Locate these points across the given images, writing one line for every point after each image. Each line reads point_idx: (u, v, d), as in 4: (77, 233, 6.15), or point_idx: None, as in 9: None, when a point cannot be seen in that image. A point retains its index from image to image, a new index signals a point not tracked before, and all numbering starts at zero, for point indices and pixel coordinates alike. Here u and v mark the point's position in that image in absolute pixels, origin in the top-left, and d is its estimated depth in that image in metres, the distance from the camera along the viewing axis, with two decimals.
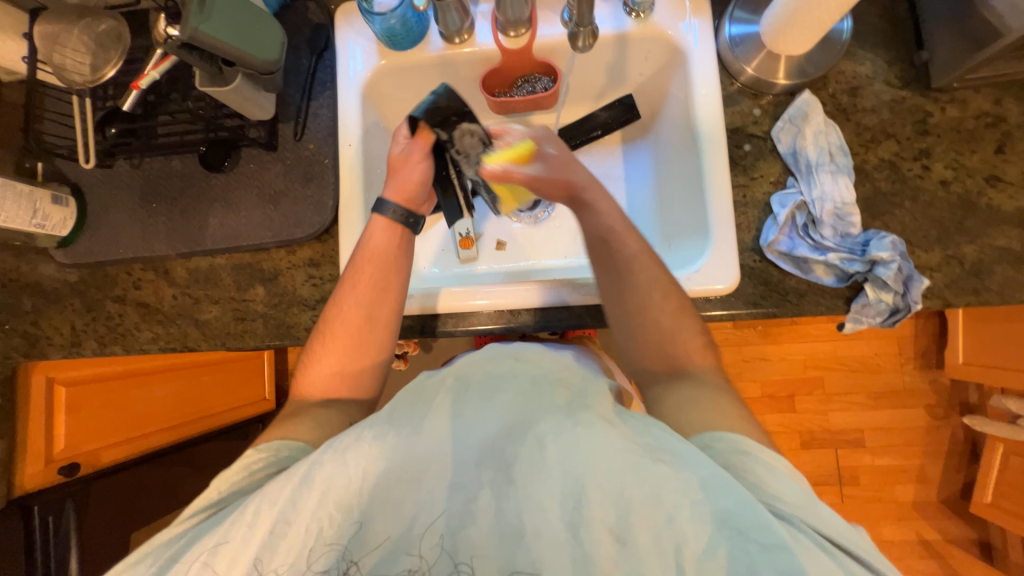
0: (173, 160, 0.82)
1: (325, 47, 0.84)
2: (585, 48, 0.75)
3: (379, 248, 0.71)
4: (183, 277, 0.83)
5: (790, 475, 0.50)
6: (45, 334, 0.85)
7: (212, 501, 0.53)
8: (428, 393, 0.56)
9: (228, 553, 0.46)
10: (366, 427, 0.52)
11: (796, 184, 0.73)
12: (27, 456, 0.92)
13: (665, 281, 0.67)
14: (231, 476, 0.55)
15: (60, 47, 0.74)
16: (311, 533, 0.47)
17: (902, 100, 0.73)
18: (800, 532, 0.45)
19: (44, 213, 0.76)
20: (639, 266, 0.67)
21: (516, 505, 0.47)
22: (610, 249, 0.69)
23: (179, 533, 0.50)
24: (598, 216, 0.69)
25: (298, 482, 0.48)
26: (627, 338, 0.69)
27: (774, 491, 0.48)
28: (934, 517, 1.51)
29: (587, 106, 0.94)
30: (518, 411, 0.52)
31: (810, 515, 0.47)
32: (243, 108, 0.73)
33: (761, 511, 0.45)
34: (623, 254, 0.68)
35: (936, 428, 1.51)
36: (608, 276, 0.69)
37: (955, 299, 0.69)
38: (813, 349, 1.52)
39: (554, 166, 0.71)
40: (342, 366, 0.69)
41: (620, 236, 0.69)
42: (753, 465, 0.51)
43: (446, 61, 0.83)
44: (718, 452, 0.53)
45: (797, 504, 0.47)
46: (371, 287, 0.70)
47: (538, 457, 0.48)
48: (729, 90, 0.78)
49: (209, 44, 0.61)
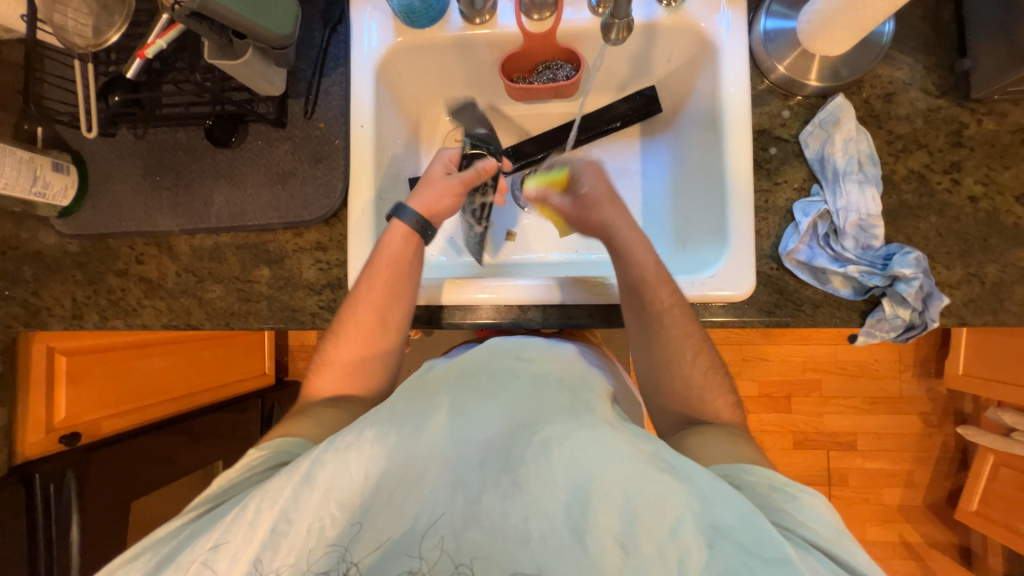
0: (178, 133, 0.80)
1: (338, 20, 0.81)
2: (618, 41, 0.73)
3: (393, 255, 0.70)
4: (187, 254, 0.82)
5: (823, 513, 0.49)
6: (45, 304, 0.83)
7: (213, 494, 0.53)
8: (430, 392, 0.57)
9: (228, 552, 0.45)
10: (368, 426, 0.52)
11: (820, 191, 0.71)
12: (27, 425, 0.93)
13: (695, 338, 0.66)
14: (231, 474, 0.54)
15: (62, 6, 0.70)
16: (313, 532, 0.46)
17: (938, 109, 0.71)
18: (822, 564, 0.44)
19: (45, 182, 0.74)
20: (668, 320, 0.66)
21: (522, 509, 0.46)
22: (640, 297, 0.67)
23: (179, 528, 0.50)
24: (627, 266, 0.68)
25: (300, 480, 0.48)
26: (638, 343, 0.68)
27: (799, 520, 0.48)
28: (918, 520, 1.54)
29: (608, 97, 0.91)
30: (520, 412, 0.52)
31: (846, 553, 0.46)
32: (252, 83, 0.70)
33: (763, 523, 0.45)
34: (654, 306, 0.67)
35: (928, 435, 1.53)
36: (640, 327, 0.68)
37: (972, 318, 0.68)
38: (815, 352, 1.52)
39: (583, 210, 0.72)
40: (353, 368, 0.69)
41: (652, 287, 0.67)
42: (781, 498, 0.50)
43: (466, 42, 0.80)
44: (750, 483, 0.52)
45: (826, 539, 0.47)
46: (384, 293, 0.69)
47: (541, 461, 0.48)
48: (758, 88, 0.75)
49: (220, 14, 0.57)
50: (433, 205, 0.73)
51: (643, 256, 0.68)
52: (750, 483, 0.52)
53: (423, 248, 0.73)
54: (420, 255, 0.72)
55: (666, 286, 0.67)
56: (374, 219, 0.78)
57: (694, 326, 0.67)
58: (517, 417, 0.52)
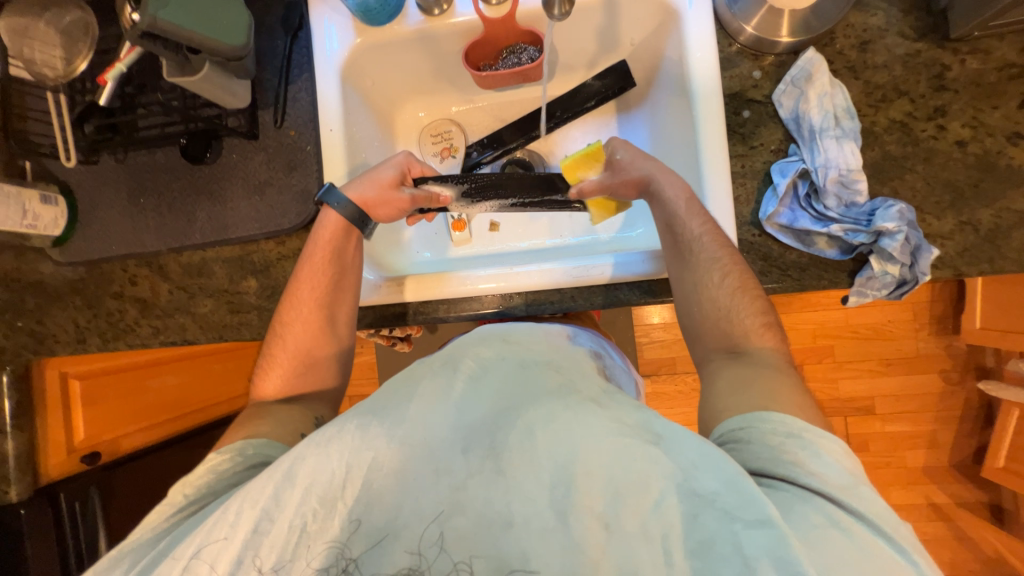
0: (157, 154, 0.81)
1: (299, 26, 0.81)
2: (562, 17, 0.70)
3: (327, 253, 0.72)
4: (177, 272, 0.83)
5: (839, 460, 0.47)
6: (51, 331, 0.86)
7: (181, 505, 0.53)
8: (414, 381, 0.57)
9: (211, 553, 0.46)
10: (349, 419, 0.53)
11: (798, 151, 0.69)
12: (49, 449, 0.95)
13: (726, 261, 0.65)
14: (196, 480, 0.55)
15: (30, 40, 0.74)
16: (294, 529, 0.46)
17: (917, 53, 0.68)
18: (812, 509, 0.43)
19: (34, 214, 0.76)
20: (702, 248, 0.65)
21: (505, 495, 0.46)
22: (674, 235, 0.68)
23: (154, 537, 0.51)
24: (662, 202, 0.69)
25: (282, 478, 0.49)
26: (690, 316, 0.67)
27: (813, 471, 0.46)
28: (944, 481, 1.50)
29: (580, 76, 0.89)
30: (504, 398, 0.53)
31: (853, 499, 0.44)
32: (216, 97, 0.71)
33: (747, 485, 0.44)
34: (686, 238, 0.67)
35: (950, 393, 1.48)
36: (677, 262, 0.68)
37: (968, 268, 0.65)
38: (824, 318, 1.49)
39: (621, 172, 0.73)
40: (304, 367, 0.71)
41: (682, 220, 0.67)
42: (795, 447, 0.48)
43: (427, 35, 0.79)
44: (760, 433, 0.50)
45: (835, 487, 0.45)
46: (325, 290, 0.72)
47: (527, 444, 0.48)
48: (727, 52, 0.73)
49: (169, 31, 0.59)
50: (372, 201, 0.73)
51: (676, 193, 0.68)
52: (765, 433, 0.50)
53: (361, 241, 0.75)
54: (359, 248, 0.75)
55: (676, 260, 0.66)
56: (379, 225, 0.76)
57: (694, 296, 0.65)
58: (502, 403, 0.52)
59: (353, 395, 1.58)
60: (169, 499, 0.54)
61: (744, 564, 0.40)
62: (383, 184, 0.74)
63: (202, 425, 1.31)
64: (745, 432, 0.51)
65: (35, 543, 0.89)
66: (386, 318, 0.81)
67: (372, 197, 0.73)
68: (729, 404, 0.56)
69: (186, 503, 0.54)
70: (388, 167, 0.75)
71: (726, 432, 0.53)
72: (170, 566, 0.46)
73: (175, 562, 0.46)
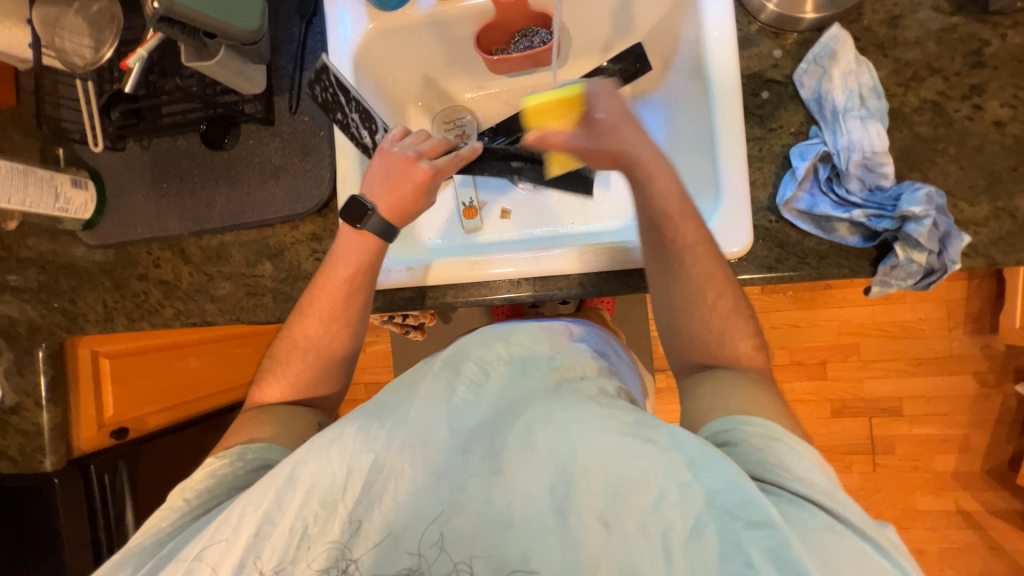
0: (179, 140, 0.83)
1: (313, 13, 0.81)
2: None
3: (356, 267, 0.71)
4: (198, 255, 0.86)
5: (818, 465, 0.46)
6: (82, 311, 0.90)
7: (184, 510, 0.54)
8: (415, 381, 0.57)
9: (215, 554, 0.46)
10: (350, 422, 0.52)
11: (819, 133, 0.66)
12: (82, 422, 1.00)
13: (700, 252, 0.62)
14: (196, 485, 0.56)
15: (60, 30, 0.76)
16: (296, 531, 0.47)
17: (953, 28, 0.64)
18: (806, 514, 0.41)
19: (66, 198, 0.79)
20: (708, 246, 0.63)
21: (505, 495, 0.46)
22: (663, 235, 0.63)
23: (157, 540, 0.52)
24: (651, 198, 0.63)
25: (283, 482, 0.48)
26: (662, 317, 0.64)
27: (798, 474, 0.45)
28: (977, 487, 1.42)
29: (595, 60, 0.87)
30: (504, 398, 0.53)
31: (841, 505, 0.42)
32: (231, 82, 0.73)
33: (751, 488, 0.41)
34: (678, 244, 0.62)
35: (985, 396, 1.41)
36: (659, 262, 0.64)
37: (1002, 258, 0.62)
38: (850, 314, 1.43)
39: (603, 134, 0.64)
40: (313, 378, 0.71)
41: (675, 222, 0.62)
42: (779, 450, 0.47)
43: (439, 18, 0.79)
44: (745, 435, 0.49)
45: (823, 491, 0.43)
46: (351, 306, 0.71)
47: (526, 446, 0.48)
48: (747, 31, 0.70)
49: (187, 16, 0.60)
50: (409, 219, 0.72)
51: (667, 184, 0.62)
52: (747, 436, 0.49)
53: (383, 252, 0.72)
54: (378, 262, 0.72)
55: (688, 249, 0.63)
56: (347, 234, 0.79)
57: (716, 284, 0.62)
58: (501, 405, 0.52)
59: (368, 382, 1.61)
60: (170, 503, 0.54)
61: (745, 563, 0.39)
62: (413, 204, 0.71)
63: (217, 409, 1.36)
64: (730, 435, 0.50)
65: (68, 508, 0.95)
66: (396, 302, 0.81)
67: (403, 220, 0.71)
68: (712, 406, 0.54)
69: (189, 507, 0.54)
70: (410, 182, 0.69)
71: (711, 436, 0.52)
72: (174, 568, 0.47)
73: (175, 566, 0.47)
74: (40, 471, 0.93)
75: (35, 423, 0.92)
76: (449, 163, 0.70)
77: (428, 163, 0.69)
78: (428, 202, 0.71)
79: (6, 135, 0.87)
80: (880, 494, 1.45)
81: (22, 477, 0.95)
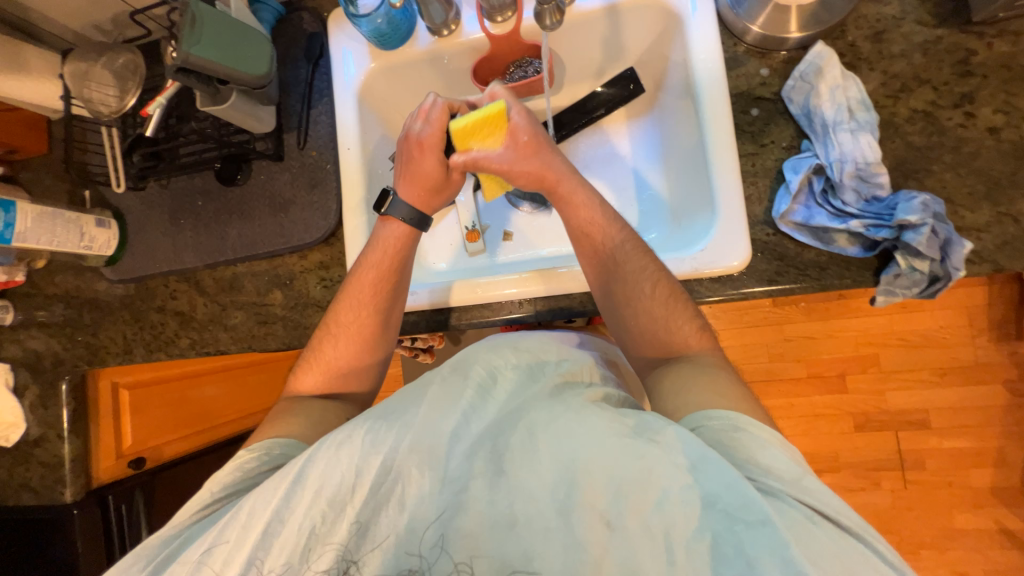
0: (195, 178, 0.88)
1: (320, 55, 0.86)
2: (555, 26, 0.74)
3: (390, 253, 0.74)
4: (212, 286, 0.89)
5: (783, 450, 0.46)
6: (103, 343, 0.94)
7: (207, 502, 0.55)
8: (424, 384, 0.56)
9: (223, 554, 0.47)
10: (359, 424, 0.51)
11: (811, 147, 0.67)
12: (100, 454, 1.02)
13: (652, 271, 0.64)
14: (224, 478, 0.57)
15: (89, 83, 0.82)
16: (303, 532, 0.47)
17: (937, 40, 0.65)
18: (788, 506, 0.40)
19: (90, 236, 0.84)
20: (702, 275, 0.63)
21: (508, 496, 0.45)
22: (593, 243, 0.68)
23: (178, 534, 0.53)
24: (579, 208, 0.69)
25: (293, 481, 0.49)
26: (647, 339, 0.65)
27: (765, 465, 0.44)
28: (1018, 505, 1.34)
29: (588, 85, 0.90)
30: (510, 402, 0.52)
31: (812, 494, 0.42)
32: (244, 123, 0.77)
33: (746, 487, 0.41)
34: (609, 249, 0.67)
35: (1018, 405, 1.34)
36: (599, 273, 0.67)
37: (1009, 263, 0.61)
38: (866, 324, 1.40)
39: (523, 159, 0.69)
40: (341, 371, 0.73)
41: (604, 229, 0.68)
42: (744, 441, 0.46)
43: (437, 55, 0.83)
44: (712, 432, 0.48)
45: (793, 480, 0.43)
46: (383, 294, 0.73)
47: (528, 447, 0.47)
48: (733, 52, 0.72)
49: (201, 65, 0.66)
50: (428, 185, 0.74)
51: (587, 198, 0.69)
52: (711, 431, 0.48)
53: (417, 241, 0.76)
54: (413, 249, 0.76)
55: (646, 254, 0.66)
56: (366, 235, 0.83)
57: (692, 293, 0.63)
58: (507, 411, 0.51)
59: None
60: (197, 494, 0.55)
61: (747, 566, 0.38)
62: (420, 171, 0.73)
63: (232, 436, 1.37)
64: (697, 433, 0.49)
65: (86, 541, 0.96)
66: (402, 327, 0.83)
67: (423, 192, 0.74)
68: (677, 407, 0.53)
69: (213, 500, 0.55)
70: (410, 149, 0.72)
71: None
72: (186, 565, 0.47)
73: (188, 564, 0.47)
74: (59, 501, 0.95)
75: (56, 454, 0.95)
76: (437, 125, 0.69)
77: (418, 134, 0.70)
78: (437, 168, 0.72)
79: (38, 180, 0.93)
80: (912, 513, 1.38)
81: (42, 510, 0.97)
